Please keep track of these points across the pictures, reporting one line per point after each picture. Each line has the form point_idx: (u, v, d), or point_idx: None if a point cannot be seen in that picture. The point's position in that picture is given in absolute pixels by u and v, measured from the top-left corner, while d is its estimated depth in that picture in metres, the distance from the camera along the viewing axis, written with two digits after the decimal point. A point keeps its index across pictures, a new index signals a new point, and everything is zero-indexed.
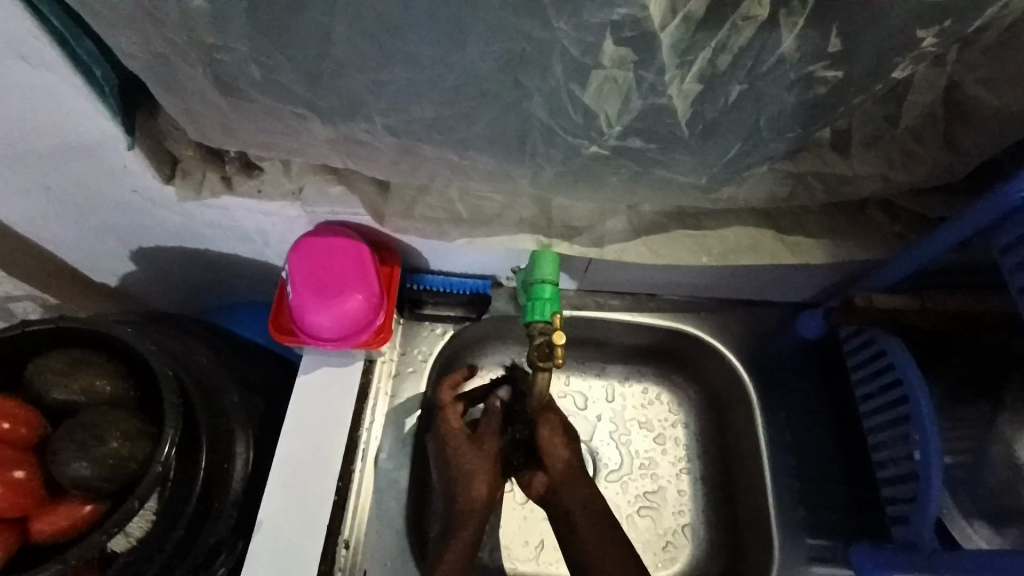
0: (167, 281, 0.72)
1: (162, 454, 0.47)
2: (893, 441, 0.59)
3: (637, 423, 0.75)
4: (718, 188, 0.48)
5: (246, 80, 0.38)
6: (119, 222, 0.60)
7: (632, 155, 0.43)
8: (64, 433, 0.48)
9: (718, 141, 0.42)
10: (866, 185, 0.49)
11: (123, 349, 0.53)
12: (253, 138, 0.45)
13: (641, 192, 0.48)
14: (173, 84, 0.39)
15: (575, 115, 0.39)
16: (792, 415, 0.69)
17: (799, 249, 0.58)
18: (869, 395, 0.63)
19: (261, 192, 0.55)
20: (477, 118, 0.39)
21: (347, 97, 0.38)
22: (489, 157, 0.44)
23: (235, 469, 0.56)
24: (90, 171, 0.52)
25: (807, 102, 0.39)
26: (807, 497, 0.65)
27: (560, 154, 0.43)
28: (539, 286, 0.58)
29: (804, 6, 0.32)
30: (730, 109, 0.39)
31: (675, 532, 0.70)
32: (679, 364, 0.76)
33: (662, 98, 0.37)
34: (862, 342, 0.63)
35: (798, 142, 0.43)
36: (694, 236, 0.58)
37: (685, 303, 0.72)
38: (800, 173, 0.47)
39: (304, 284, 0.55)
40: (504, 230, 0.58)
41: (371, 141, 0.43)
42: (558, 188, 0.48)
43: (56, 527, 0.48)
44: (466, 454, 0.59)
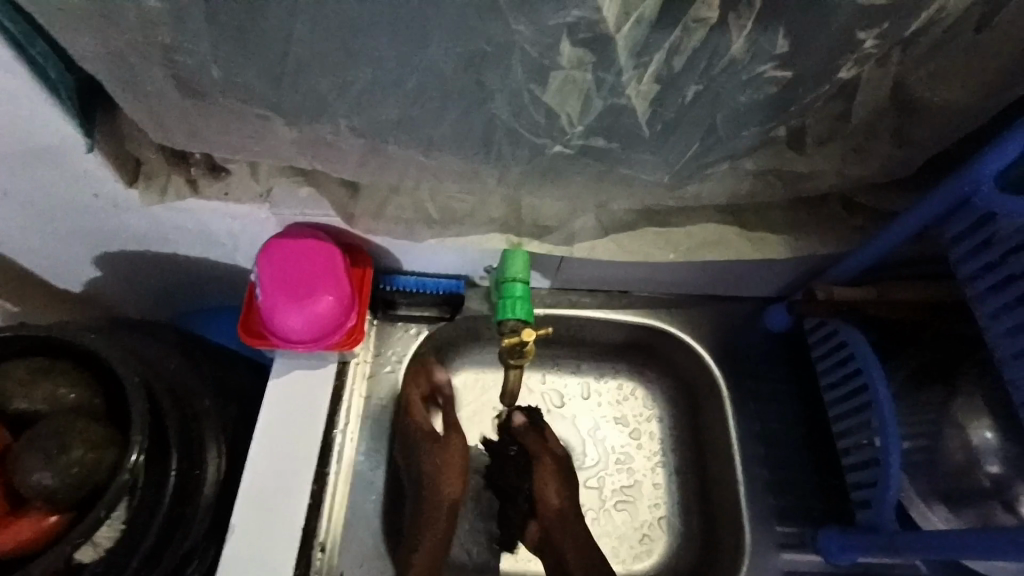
0: (134, 286, 0.71)
1: (130, 461, 0.47)
2: (856, 428, 0.61)
3: (613, 418, 0.76)
4: (681, 185, 0.49)
5: (208, 81, 0.38)
6: (85, 227, 0.59)
7: (596, 154, 0.44)
8: (26, 443, 0.47)
9: (678, 140, 0.43)
10: (824, 181, 0.51)
11: (88, 357, 0.53)
12: (216, 141, 0.44)
13: (607, 190, 0.49)
14: (132, 86, 0.39)
15: (537, 115, 0.39)
16: (761, 406, 0.70)
17: (763, 244, 0.60)
18: (833, 385, 0.65)
19: (229, 196, 0.54)
20: (441, 118, 0.40)
21: (310, 99, 0.38)
22: (454, 157, 0.44)
23: (207, 477, 0.56)
24: (50, 176, 0.51)
25: (761, 100, 0.40)
26: (774, 485, 0.66)
27: (525, 153, 0.43)
28: (509, 284, 0.58)
29: (752, 9, 0.33)
30: (688, 108, 0.40)
31: (652, 525, 0.71)
32: (652, 359, 0.77)
33: (622, 98, 0.38)
34: (826, 333, 0.65)
35: (755, 140, 0.44)
36: (663, 233, 0.60)
37: (657, 299, 0.74)
38: (760, 170, 0.49)
39: (273, 285, 0.55)
40: (475, 230, 0.58)
41: (336, 143, 0.43)
42: (525, 187, 0.49)
43: (16, 541, 0.46)
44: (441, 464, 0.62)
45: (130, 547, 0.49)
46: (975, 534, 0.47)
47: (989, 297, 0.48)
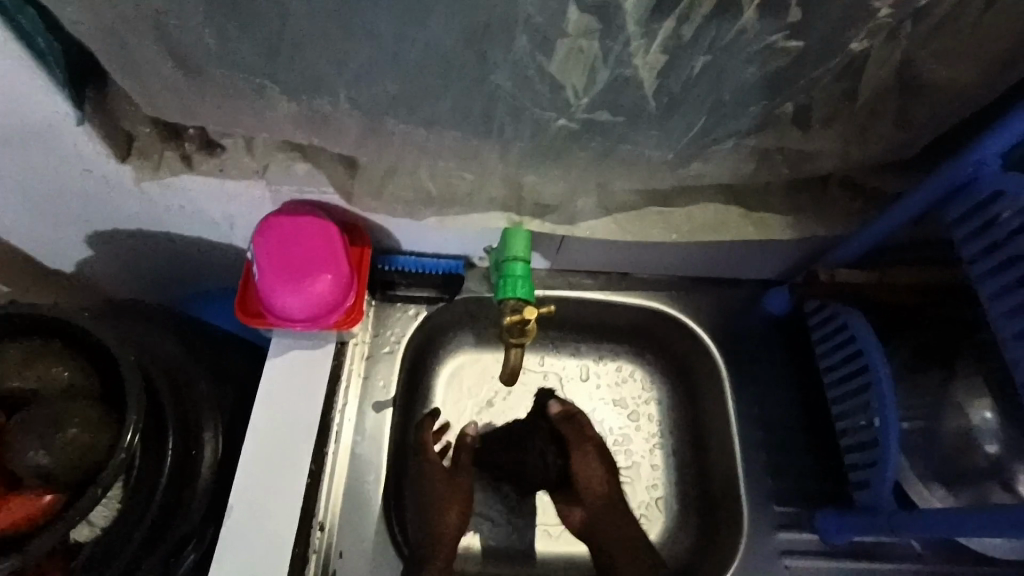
0: (127, 269, 0.71)
1: (126, 440, 0.46)
2: (853, 410, 0.61)
3: (611, 401, 0.77)
4: (685, 163, 0.48)
5: (201, 50, 0.36)
6: (76, 207, 0.59)
7: (600, 130, 0.43)
8: (19, 422, 0.47)
9: (684, 116, 0.42)
10: (829, 160, 0.50)
11: (82, 339, 0.52)
12: (209, 115, 0.43)
13: (610, 168, 0.48)
14: (121, 54, 0.37)
15: (541, 88, 0.38)
16: (760, 389, 0.70)
17: (764, 226, 0.59)
18: (833, 366, 0.65)
19: (223, 172, 0.53)
20: (441, 92, 0.38)
21: (306, 71, 0.37)
22: (455, 133, 0.43)
23: (205, 458, 0.56)
24: (39, 152, 0.51)
25: (770, 73, 0.39)
26: (773, 467, 0.67)
27: (527, 129, 0.42)
28: (510, 264, 0.58)
29: None
30: (695, 82, 0.38)
31: (649, 505, 0.72)
32: (651, 342, 0.77)
33: (628, 69, 0.37)
34: (826, 316, 0.65)
35: (759, 118, 0.43)
36: (663, 213, 0.59)
37: (657, 282, 0.73)
38: (764, 148, 0.48)
39: (270, 263, 0.54)
40: (475, 209, 0.57)
41: (333, 118, 0.42)
42: (526, 164, 0.48)
43: (10, 523, 0.46)
44: (439, 481, 0.62)
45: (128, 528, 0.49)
46: (970, 515, 0.47)
47: (991, 278, 0.48)
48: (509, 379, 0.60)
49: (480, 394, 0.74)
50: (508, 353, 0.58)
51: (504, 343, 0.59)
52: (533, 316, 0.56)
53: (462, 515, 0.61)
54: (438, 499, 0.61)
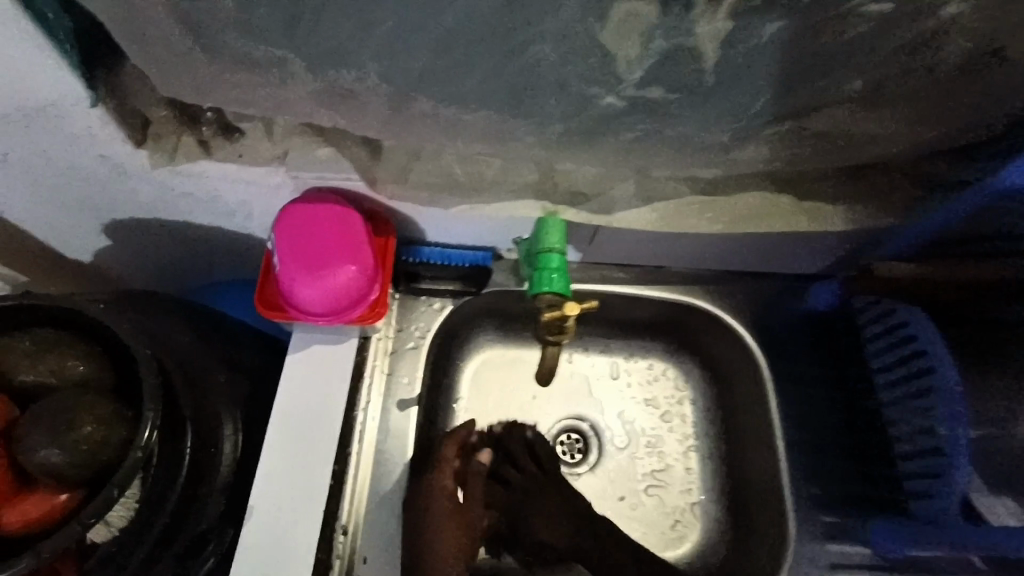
0: (143, 256, 0.70)
1: (143, 438, 0.45)
2: (907, 414, 0.59)
3: (643, 400, 0.73)
4: (736, 147, 0.44)
5: (220, 15, 0.33)
6: (91, 195, 0.58)
7: (648, 108, 0.39)
8: (28, 417, 0.44)
9: (745, 91, 0.38)
10: (897, 144, 0.45)
11: (97, 331, 0.50)
12: (224, 94, 0.40)
13: (655, 152, 0.44)
14: (133, 26, 0.34)
15: (590, 60, 0.34)
16: (804, 389, 0.66)
17: (816, 216, 0.54)
18: (884, 368, 0.62)
19: (242, 157, 0.51)
20: (479, 64, 0.35)
21: (332, 40, 0.34)
22: (489, 111, 0.39)
23: (224, 454, 0.54)
24: (51, 137, 0.49)
25: (846, 41, 0.35)
26: (819, 473, 0.63)
27: (570, 106, 0.39)
28: (545, 255, 0.54)
29: None
30: (763, 53, 0.34)
31: (684, 511, 0.69)
32: (686, 340, 0.73)
33: (689, 38, 0.33)
34: (879, 315, 0.63)
35: (825, 95, 0.39)
36: (707, 201, 0.54)
37: (692, 275, 0.69)
38: (825, 131, 0.43)
39: (292, 256, 0.51)
40: (506, 197, 0.53)
41: (357, 95, 0.38)
42: (563, 148, 0.44)
43: (26, 520, 0.44)
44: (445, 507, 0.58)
45: (143, 527, 0.48)
46: None
47: None
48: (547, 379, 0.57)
49: (498, 395, 0.71)
50: (546, 351, 0.55)
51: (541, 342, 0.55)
52: (575, 313, 0.52)
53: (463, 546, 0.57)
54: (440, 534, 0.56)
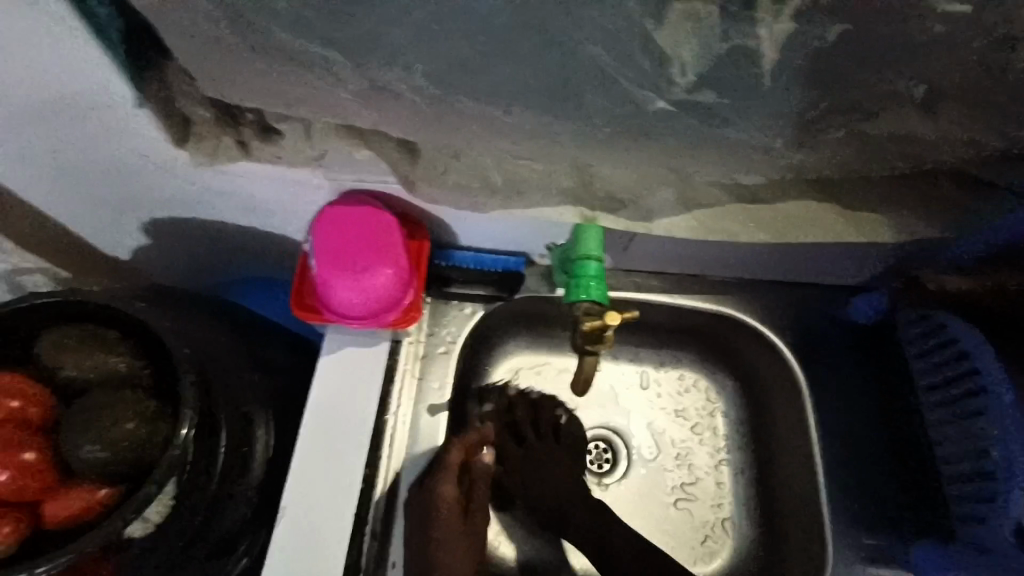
0: (178, 253, 0.70)
1: (183, 436, 0.46)
2: (958, 436, 0.56)
3: (673, 411, 0.72)
4: (788, 153, 0.43)
5: (271, 13, 0.33)
6: (131, 192, 0.59)
7: (700, 113, 0.38)
8: (73, 413, 0.46)
9: (803, 94, 0.36)
10: (958, 152, 0.43)
11: (137, 328, 0.51)
12: (268, 95, 0.39)
13: (701, 157, 0.43)
14: (184, 25, 0.34)
15: (644, 62, 0.33)
16: (846, 406, 0.64)
17: (863, 224, 0.53)
18: (932, 387, 0.59)
19: (279, 159, 0.51)
20: (530, 63, 0.34)
21: (382, 38, 0.33)
22: (534, 113, 0.38)
23: (255, 453, 0.54)
24: (97, 135, 0.50)
25: (915, 42, 0.33)
26: (859, 492, 0.60)
27: (619, 109, 0.37)
28: (582, 263, 0.53)
29: None
30: (825, 53, 0.33)
31: (715, 526, 0.67)
32: (720, 352, 0.71)
33: (749, 38, 0.32)
34: (929, 329, 0.60)
35: (885, 100, 0.38)
36: (751, 209, 0.53)
37: (729, 284, 0.67)
38: (882, 138, 0.41)
39: (330, 259, 0.51)
40: (544, 201, 0.53)
41: (402, 95, 0.38)
42: (607, 152, 0.43)
43: (67, 513, 0.45)
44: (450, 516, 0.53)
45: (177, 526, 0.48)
46: None
47: None
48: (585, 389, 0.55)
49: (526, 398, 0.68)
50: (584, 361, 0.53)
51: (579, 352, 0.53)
52: (616, 322, 0.51)
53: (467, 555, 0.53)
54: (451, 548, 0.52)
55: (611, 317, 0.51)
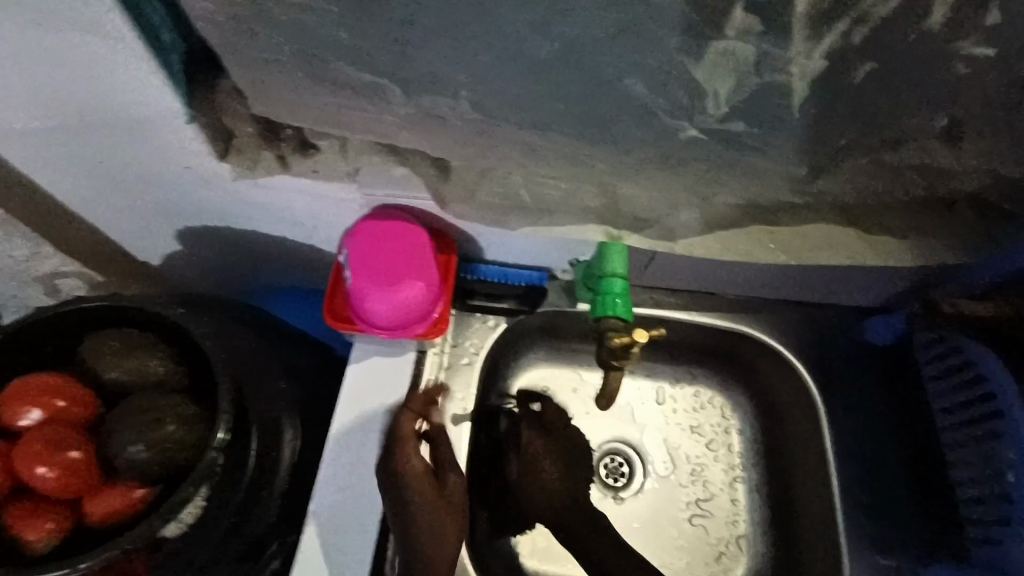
0: (209, 260, 0.73)
1: (218, 440, 0.48)
2: (974, 459, 0.56)
3: (688, 428, 0.73)
4: (811, 180, 0.44)
5: (328, 45, 0.34)
6: (170, 201, 0.61)
7: (728, 141, 0.39)
8: (118, 415, 0.48)
9: (828, 125, 0.38)
10: (976, 181, 0.45)
11: (176, 334, 0.53)
12: (316, 115, 0.41)
13: (726, 182, 0.45)
14: (245, 52, 0.36)
15: (679, 95, 0.35)
16: (861, 426, 0.64)
17: (881, 249, 0.54)
18: (948, 409, 0.60)
19: (317, 172, 0.53)
20: (570, 94, 0.36)
21: (431, 70, 0.35)
22: (570, 138, 0.40)
23: (283, 458, 0.56)
24: (145, 148, 0.53)
25: (939, 80, 0.35)
26: (873, 510, 0.61)
27: (651, 136, 0.39)
28: (609, 280, 0.55)
29: None
30: (852, 90, 0.35)
31: (729, 543, 0.68)
32: (736, 369, 0.72)
33: (781, 76, 0.33)
34: (942, 351, 0.60)
35: (907, 131, 0.39)
36: (770, 232, 0.54)
37: (745, 303, 0.68)
38: (902, 166, 0.43)
39: (365, 271, 0.52)
40: (570, 220, 0.54)
41: (445, 120, 0.40)
42: (635, 175, 0.45)
43: (105, 512, 0.47)
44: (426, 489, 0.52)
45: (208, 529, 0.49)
46: None
47: None
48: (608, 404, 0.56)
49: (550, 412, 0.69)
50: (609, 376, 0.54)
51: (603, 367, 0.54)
52: (644, 339, 0.52)
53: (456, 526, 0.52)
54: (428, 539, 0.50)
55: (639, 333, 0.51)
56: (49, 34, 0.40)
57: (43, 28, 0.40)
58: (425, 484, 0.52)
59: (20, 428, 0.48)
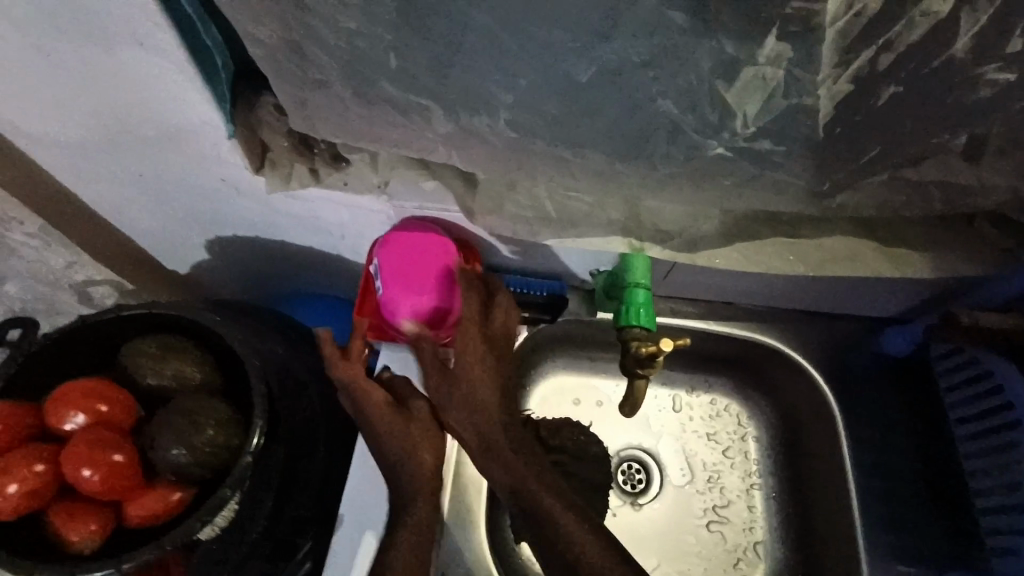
0: (237, 268, 0.75)
1: (254, 444, 0.49)
2: (989, 471, 0.58)
3: (704, 435, 0.74)
4: (832, 195, 0.45)
5: (375, 68, 0.36)
6: (202, 211, 0.63)
7: (755, 159, 0.41)
8: (160, 420, 0.49)
9: (851, 144, 0.39)
10: (994, 196, 0.46)
11: (212, 341, 0.55)
12: (357, 133, 0.43)
13: (749, 197, 0.46)
14: (293, 74, 0.38)
15: (710, 115, 0.36)
16: (878, 434, 0.65)
17: (900, 262, 0.55)
18: (964, 420, 0.61)
19: (347, 186, 0.55)
20: (603, 115, 0.38)
21: (472, 92, 0.37)
22: (600, 155, 0.42)
23: (312, 460, 0.58)
24: (183, 159, 0.55)
25: (963, 103, 0.36)
26: (891, 519, 0.62)
27: (681, 154, 0.41)
28: (632, 290, 0.56)
29: (991, 3, 0.30)
30: (876, 111, 0.36)
31: (746, 549, 0.69)
32: (753, 377, 0.74)
33: (809, 98, 0.35)
34: (961, 362, 0.61)
35: (928, 149, 0.40)
36: (789, 244, 0.55)
37: (762, 313, 0.69)
38: (922, 181, 0.44)
39: (397, 283, 0.55)
40: (595, 232, 0.55)
41: (483, 138, 0.41)
42: (661, 189, 0.46)
43: (146, 513, 0.49)
44: (391, 427, 0.52)
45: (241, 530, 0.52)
46: None
47: None
48: (632, 412, 0.57)
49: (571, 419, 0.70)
50: (634, 385, 0.55)
51: (627, 377, 0.55)
52: (670, 347, 0.53)
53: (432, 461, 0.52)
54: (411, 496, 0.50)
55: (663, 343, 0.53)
56: (109, 52, 0.42)
57: (102, 46, 0.42)
58: (387, 416, 0.52)
59: (64, 432, 0.50)
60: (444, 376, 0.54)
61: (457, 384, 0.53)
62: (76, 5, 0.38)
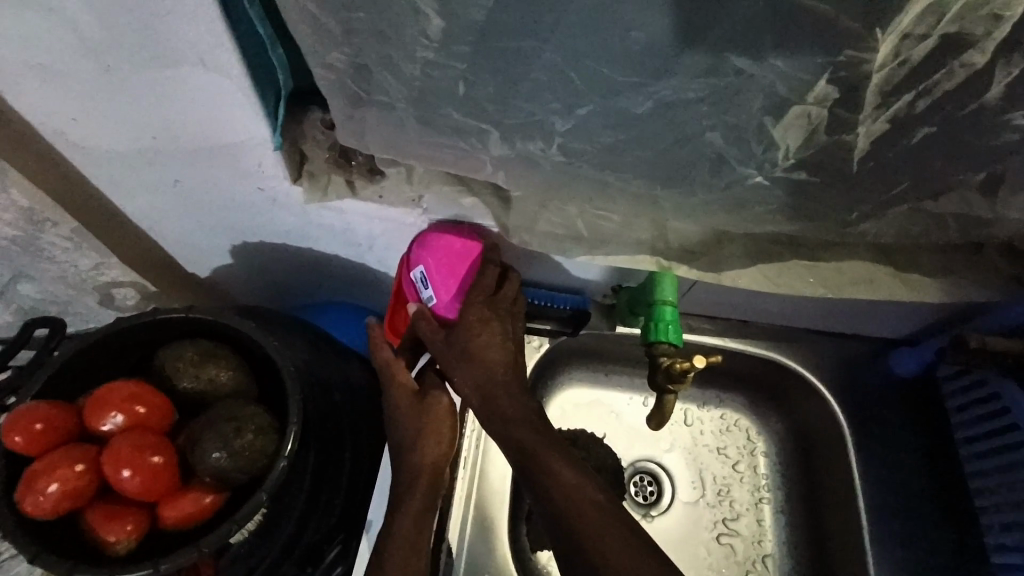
0: (263, 274, 0.76)
1: (289, 449, 0.50)
2: (1003, 488, 0.60)
3: (712, 448, 0.76)
4: (856, 223, 0.48)
5: (442, 94, 0.38)
6: (234, 218, 0.64)
7: (791, 188, 0.43)
8: (205, 423, 0.51)
9: (880, 177, 0.42)
10: (1008, 227, 0.48)
11: (247, 348, 0.56)
12: (412, 150, 0.45)
13: (779, 222, 0.48)
14: (358, 95, 0.40)
15: (755, 146, 0.39)
16: (886, 451, 0.68)
17: (913, 287, 0.57)
18: (972, 440, 0.64)
19: (382, 198, 0.56)
20: (652, 143, 0.40)
21: (531, 117, 0.39)
22: (643, 178, 0.44)
23: (341, 466, 0.59)
24: (223, 169, 0.56)
25: (990, 144, 0.38)
26: (900, 534, 0.64)
27: (721, 181, 0.43)
28: (659, 308, 0.58)
29: None
30: (908, 149, 0.38)
31: (755, 562, 0.71)
32: (764, 393, 0.76)
33: (849, 135, 0.37)
34: (970, 383, 0.64)
35: (951, 183, 0.42)
36: (809, 267, 0.57)
37: (777, 331, 0.72)
38: (941, 212, 0.46)
39: (445, 284, 0.57)
40: (622, 250, 0.56)
41: (534, 158, 0.44)
42: (696, 212, 0.48)
43: (180, 516, 0.49)
44: (405, 416, 0.56)
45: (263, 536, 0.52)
46: None
47: None
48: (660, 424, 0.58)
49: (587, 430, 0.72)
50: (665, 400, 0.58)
51: (658, 391, 0.58)
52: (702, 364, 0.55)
53: (441, 450, 0.55)
54: (421, 472, 0.54)
55: (697, 360, 0.55)
56: (171, 72, 0.44)
57: (161, 62, 0.43)
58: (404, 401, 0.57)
59: (103, 433, 0.51)
60: (455, 353, 0.56)
61: (467, 361, 0.56)
62: (144, 25, 0.39)
